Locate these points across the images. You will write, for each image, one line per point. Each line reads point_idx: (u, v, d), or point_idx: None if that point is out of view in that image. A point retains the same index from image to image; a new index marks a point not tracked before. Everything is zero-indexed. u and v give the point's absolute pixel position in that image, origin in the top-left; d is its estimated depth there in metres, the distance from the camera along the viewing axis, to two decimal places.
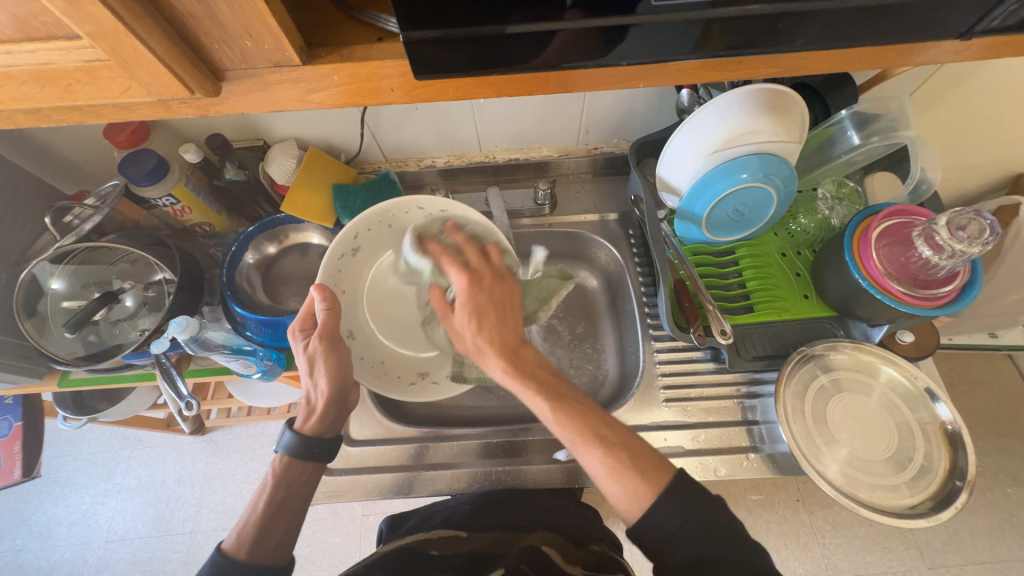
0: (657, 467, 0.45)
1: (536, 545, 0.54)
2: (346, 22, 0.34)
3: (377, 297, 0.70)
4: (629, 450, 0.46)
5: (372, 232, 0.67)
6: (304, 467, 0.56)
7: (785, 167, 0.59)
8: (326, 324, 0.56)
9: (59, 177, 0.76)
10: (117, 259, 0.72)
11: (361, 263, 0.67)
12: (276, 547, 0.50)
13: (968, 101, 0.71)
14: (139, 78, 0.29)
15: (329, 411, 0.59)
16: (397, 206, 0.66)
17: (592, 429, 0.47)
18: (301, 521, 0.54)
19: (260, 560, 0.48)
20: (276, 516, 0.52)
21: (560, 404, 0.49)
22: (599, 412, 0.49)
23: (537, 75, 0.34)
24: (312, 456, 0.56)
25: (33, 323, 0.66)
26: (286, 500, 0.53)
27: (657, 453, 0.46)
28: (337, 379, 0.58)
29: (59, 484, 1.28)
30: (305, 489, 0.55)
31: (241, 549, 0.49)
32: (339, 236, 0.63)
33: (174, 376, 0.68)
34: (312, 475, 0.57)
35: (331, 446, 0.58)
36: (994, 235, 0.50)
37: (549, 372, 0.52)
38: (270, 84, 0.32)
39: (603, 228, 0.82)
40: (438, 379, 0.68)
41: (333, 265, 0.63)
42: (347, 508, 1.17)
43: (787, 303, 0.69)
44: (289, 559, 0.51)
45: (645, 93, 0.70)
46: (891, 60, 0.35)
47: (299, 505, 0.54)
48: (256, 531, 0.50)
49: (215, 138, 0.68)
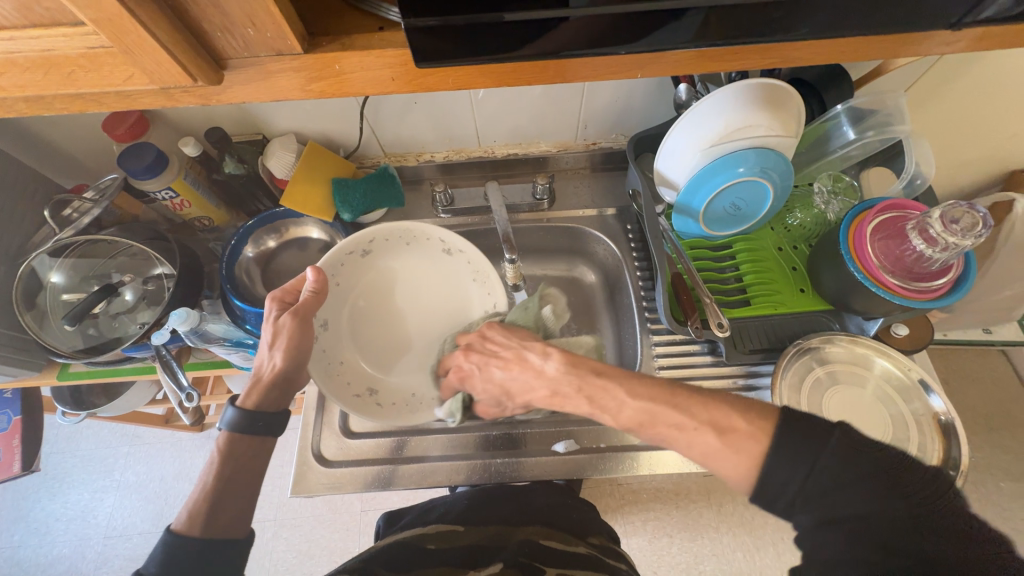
0: (748, 432, 0.44)
1: (534, 540, 0.55)
2: (346, 10, 0.35)
3: (361, 311, 0.69)
4: (717, 426, 0.45)
5: (385, 241, 0.68)
6: (250, 441, 0.54)
7: (781, 161, 0.60)
8: (307, 303, 0.57)
9: (57, 170, 0.76)
10: (116, 252, 0.72)
11: (366, 266, 0.68)
12: (231, 520, 0.51)
13: (963, 96, 0.72)
14: (142, 66, 0.29)
15: (269, 387, 0.56)
16: (421, 228, 0.68)
17: (663, 422, 0.47)
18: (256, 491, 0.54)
19: (214, 535, 0.49)
20: (225, 491, 0.51)
21: (622, 401, 0.49)
22: (669, 400, 0.48)
23: (535, 65, 0.35)
24: (255, 431, 0.54)
25: (34, 316, 0.66)
26: (234, 476, 0.52)
27: (745, 419, 0.44)
28: (295, 358, 0.57)
29: (58, 480, 1.28)
30: (252, 464, 0.54)
31: (194, 528, 0.49)
32: (356, 234, 0.65)
33: (174, 369, 0.68)
34: (259, 449, 0.55)
35: (272, 420, 0.56)
36: (987, 228, 0.50)
37: (588, 373, 0.52)
38: (272, 73, 0.33)
39: (601, 223, 0.82)
40: (383, 402, 0.65)
41: (338, 258, 0.64)
42: (346, 504, 1.18)
43: (784, 297, 0.69)
44: (248, 530, 0.52)
45: (643, 88, 0.70)
46: (886, 50, 0.36)
47: (251, 477, 0.53)
48: (206, 510, 0.50)
49: (215, 131, 0.68)
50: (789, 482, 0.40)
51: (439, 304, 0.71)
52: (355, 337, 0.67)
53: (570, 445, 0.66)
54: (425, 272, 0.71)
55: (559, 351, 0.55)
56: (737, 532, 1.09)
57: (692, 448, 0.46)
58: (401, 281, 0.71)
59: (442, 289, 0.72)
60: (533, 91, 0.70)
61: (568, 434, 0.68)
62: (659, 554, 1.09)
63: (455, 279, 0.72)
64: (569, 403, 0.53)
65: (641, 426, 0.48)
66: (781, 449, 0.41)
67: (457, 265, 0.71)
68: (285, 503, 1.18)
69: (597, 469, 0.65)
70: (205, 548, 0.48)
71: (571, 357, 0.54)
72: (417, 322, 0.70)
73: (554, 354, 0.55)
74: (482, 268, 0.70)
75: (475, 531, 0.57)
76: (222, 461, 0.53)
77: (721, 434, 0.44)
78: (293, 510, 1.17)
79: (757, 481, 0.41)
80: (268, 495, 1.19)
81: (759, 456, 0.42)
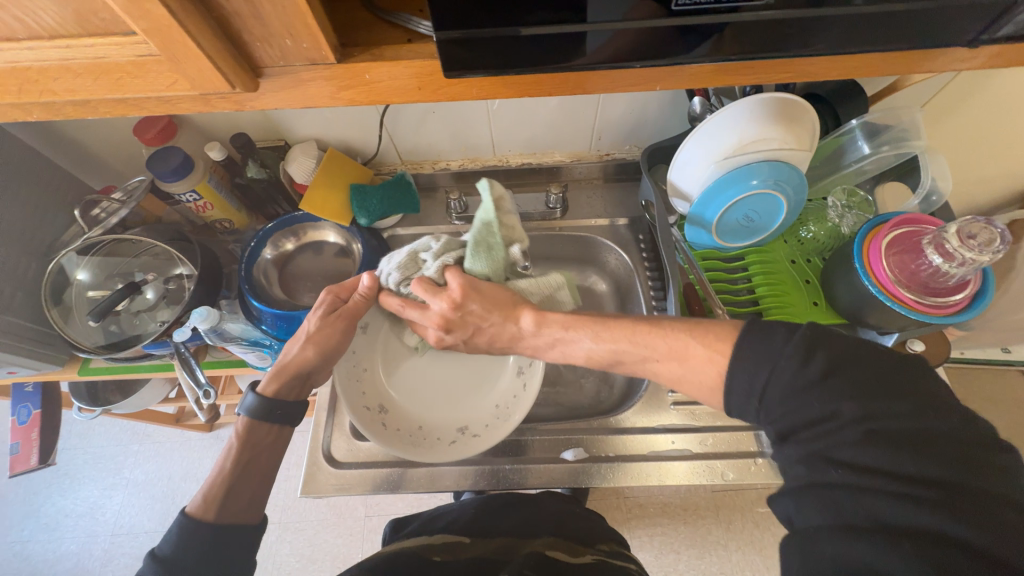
0: (707, 357, 0.42)
1: (540, 551, 0.53)
2: (376, 23, 0.36)
3: (398, 329, 0.70)
4: (675, 354, 0.45)
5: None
6: (268, 429, 0.56)
7: (795, 174, 0.60)
8: (358, 306, 0.59)
9: (87, 172, 0.79)
10: (140, 252, 0.74)
11: None
12: (243, 506, 0.51)
13: (980, 112, 0.71)
14: (185, 73, 0.31)
15: (291, 378, 0.57)
16: None
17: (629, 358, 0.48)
18: (271, 477, 0.55)
19: (227, 521, 0.50)
20: (243, 475, 0.53)
21: (587, 347, 0.50)
22: (630, 337, 0.48)
23: (555, 77, 0.36)
24: (273, 419, 0.56)
25: (59, 311, 0.68)
26: (249, 464, 0.54)
27: (704, 343, 0.43)
28: (325, 355, 0.58)
29: (69, 476, 1.30)
30: (268, 453, 0.56)
31: (209, 512, 0.50)
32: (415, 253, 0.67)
33: (192, 365, 0.69)
34: (276, 438, 0.57)
35: (292, 415, 0.57)
36: (1004, 244, 0.50)
37: (557, 328, 0.52)
38: (305, 81, 0.34)
39: (613, 233, 0.83)
40: (388, 425, 0.64)
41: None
42: (350, 509, 1.18)
43: (797, 309, 0.69)
44: (258, 518, 0.52)
45: (657, 101, 0.71)
46: (904, 65, 0.36)
47: (268, 465, 0.55)
48: (222, 494, 0.51)
49: (240, 136, 0.71)
50: (752, 398, 0.38)
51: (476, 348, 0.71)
52: (387, 355, 0.70)
53: (579, 453, 0.66)
54: None
55: (529, 309, 0.54)
56: (746, 552, 1.06)
57: (661, 375, 0.47)
58: None
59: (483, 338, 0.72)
60: (549, 103, 0.71)
61: (577, 442, 0.68)
62: (666, 571, 1.06)
63: None
64: (546, 353, 0.55)
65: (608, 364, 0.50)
66: (755, 367, 0.38)
67: None
68: (291, 505, 1.18)
69: (606, 480, 0.65)
70: (215, 534, 0.48)
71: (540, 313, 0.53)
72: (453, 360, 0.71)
73: (524, 311, 0.54)
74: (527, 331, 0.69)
75: (481, 542, 0.56)
76: (240, 447, 0.54)
77: (681, 361, 0.44)
78: (297, 513, 1.18)
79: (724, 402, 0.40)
80: (274, 496, 1.19)
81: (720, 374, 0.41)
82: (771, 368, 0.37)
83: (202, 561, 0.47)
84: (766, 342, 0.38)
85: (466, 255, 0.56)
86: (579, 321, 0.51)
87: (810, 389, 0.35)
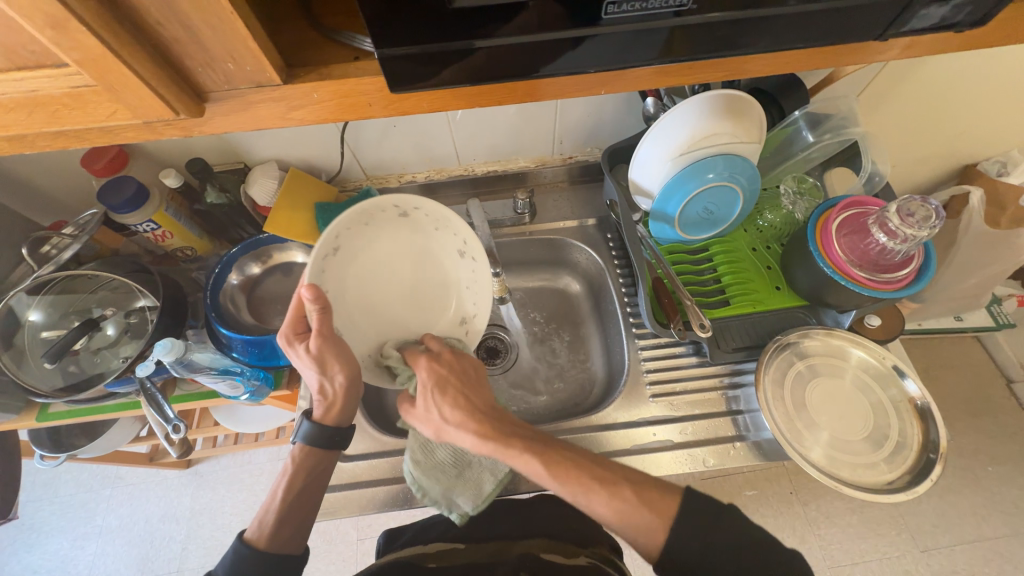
0: (661, 491, 0.50)
1: (533, 553, 0.53)
2: (323, 42, 0.36)
3: (360, 304, 0.61)
4: (632, 484, 0.50)
5: (351, 233, 0.57)
6: (321, 457, 0.58)
7: (748, 166, 0.63)
8: (323, 326, 0.52)
9: (34, 209, 0.75)
10: (98, 287, 0.71)
11: (343, 265, 0.58)
12: (290, 537, 0.55)
13: (912, 97, 0.76)
14: (126, 102, 0.31)
15: (342, 406, 0.58)
16: (372, 203, 0.56)
17: (590, 475, 0.51)
18: (317, 502, 0.58)
19: (279, 550, 0.53)
20: (294, 503, 0.56)
21: (555, 457, 0.52)
22: (592, 460, 0.53)
23: (505, 86, 0.37)
24: (332, 443, 0.58)
25: (11, 356, 0.65)
26: (302, 493, 0.56)
27: (659, 481, 0.51)
28: (348, 373, 0.56)
29: (35, 530, 1.22)
30: (320, 481, 0.58)
31: (261, 539, 0.54)
32: (317, 244, 0.52)
33: (160, 401, 0.67)
34: (328, 462, 0.59)
35: (345, 433, 0.60)
36: (940, 218, 0.54)
37: (533, 436, 0.55)
38: (253, 104, 0.34)
39: (582, 233, 0.84)
40: None
41: (318, 268, 0.54)
42: (341, 533, 1.15)
43: (761, 295, 0.72)
44: (301, 547, 0.56)
45: (613, 102, 0.73)
46: (827, 59, 0.39)
47: (315, 492, 0.57)
48: (274, 522, 0.55)
49: (196, 161, 0.69)
50: (693, 541, 0.46)
51: (422, 266, 0.64)
52: (369, 332, 0.62)
53: None
54: (406, 243, 0.62)
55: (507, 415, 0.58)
56: None
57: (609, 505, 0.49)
58: (381, 259, 0.61)
59: (422, 252, 0.64)
60: (508, 110, 0.73)
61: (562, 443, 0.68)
62: None
63: (424, 237, 0.63)
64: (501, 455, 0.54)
65: (568, 480, 0.51)
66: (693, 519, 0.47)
67: (419, 224, 0.62)
68: None
69: None
70: (266, 562, 0.52)
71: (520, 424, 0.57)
72: (412, 294, 0.65)
73: (499, 412, 0.58)
74: (443, 218, 0.61)
75: (474, 548, 0.56)
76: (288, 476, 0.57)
77: (637, 491, 0.50)
78: None
79: (667, 542, 0.46)
80: None
81: (666, 529, 0.47)
82: (709, 524, 0.46)
83: None
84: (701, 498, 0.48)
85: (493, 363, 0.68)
86: (552, 451, 0.53)
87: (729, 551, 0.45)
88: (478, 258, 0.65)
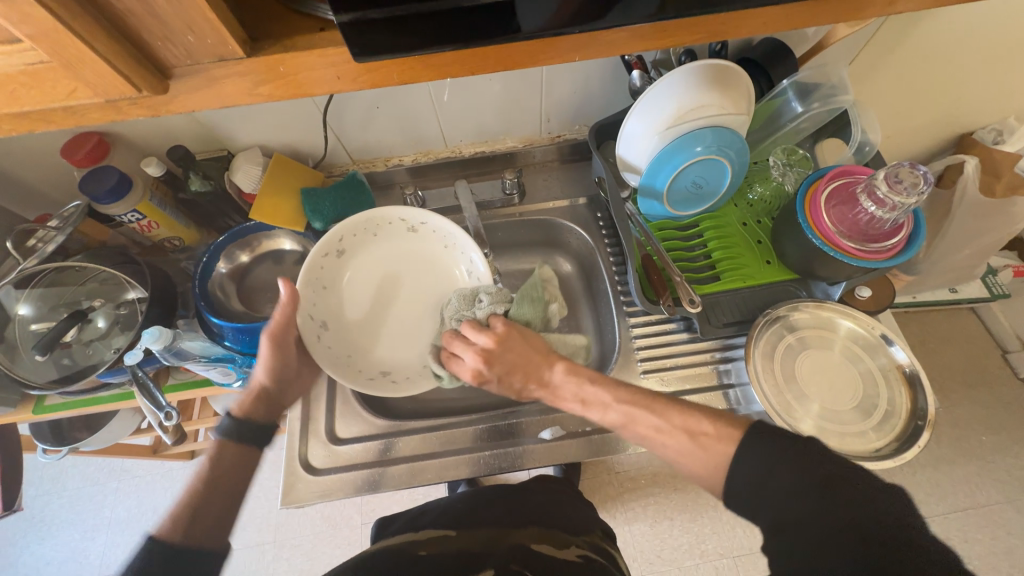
0: (717, 434, 0.49)
1: (525, 544, 0.55)
2: (287, 13, 0.35)
3: (384, 340, 0.71)
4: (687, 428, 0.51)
5: (320, 305, 0.68)
6: (238, 452, 0.54)
7: (737, 138, 0.62)
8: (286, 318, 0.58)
9: (17, 202, 0.75)
10: (86, 279, 0.71)
11: (336, 327, 0.69)
12: (208, 530, 0.47)
13: (903, 65, 0.75)
14: (84, 79, 0.30)
15: (263, 401, 0.59)
16: (309, 267, 0.67)
17: (643, 423, 0.53)
18: (238, 500, 0.51)
19: (192, 542, 0.45)
20: (211, 496, 0.50)
21: (609, 400, 0.56)
22: (648, 404, 0.54)
23: (475, 53, 0.35)
24: (250, 437, 0.55)
25: (3, 350, 0.65)
26: (218, 488, 0.51)
27: (715, 424, 0.50)
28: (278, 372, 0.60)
29: (45, 523, 1.24)
30: (236, 478, 0.53)
31: (176, 531, 0.45)
32: (302, 330, 0.64)
33: (152, 389, 0.67)
34: (246, 462, 0.54)
35: (263, 429, 0.57)
36: (928, 184, 0.53)
37: (587, 380, 0.58)
38: (217, 79, 0.33)
39: (573, 213, 0.84)
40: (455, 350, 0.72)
41: (310, 336, 0.65)
42: (346, 518, 1.17)
43: (751, 269, 0.72)
44: (224, 545, 0.47)
45: (600, 76, 0.72)
46: (808, 18, 0.37)
47: (232, 490, 0.51)
48: (190, 513, 0.47)
49: (177, 148, 0.68)
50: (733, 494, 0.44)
51: (398, 272, 0.74)
52: (407, 349, 0.71)
53: (557, 431, 0.67)
54: (370, 266, 0.73)
55: (563, 359, 0.60)
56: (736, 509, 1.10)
57: (667, 448, 0.51)
58: (365, 300, 0.72)
59: (393, 262, 0.74)
60: (493, 88, 0.71)
61: (554, 421, 0.69)
62: (661, 538, 1.09)
63: (373, 253, 0.73)
64: (567, 404, 0.59)
65: (623, 426, 0.55)
66: (750, 455, 0.44)
67: (360, 245, 0.72)
68: (285, 523, 1.17)
69: (586, 455, 0.66)
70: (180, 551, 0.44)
71: (571, 365, 0.59)
72: (403, 301, 0.73)
73: (558, 362, 0.60)
74: (363, 224, 0.71)
75: (466, 536, 0.56)
76: (208, 467, 0.52)
77: (694, 437, 0.50)
78: (292, 529, 1.17)
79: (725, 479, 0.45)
80: (267, 515, 1.18)
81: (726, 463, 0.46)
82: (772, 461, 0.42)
83: None
84: (766, 435, 0.44)
85: (514, 303, 0.63)
86: (609, 383, 0.57)
87: (807, 488, 0.39)
88: (418, 222, 0.72)
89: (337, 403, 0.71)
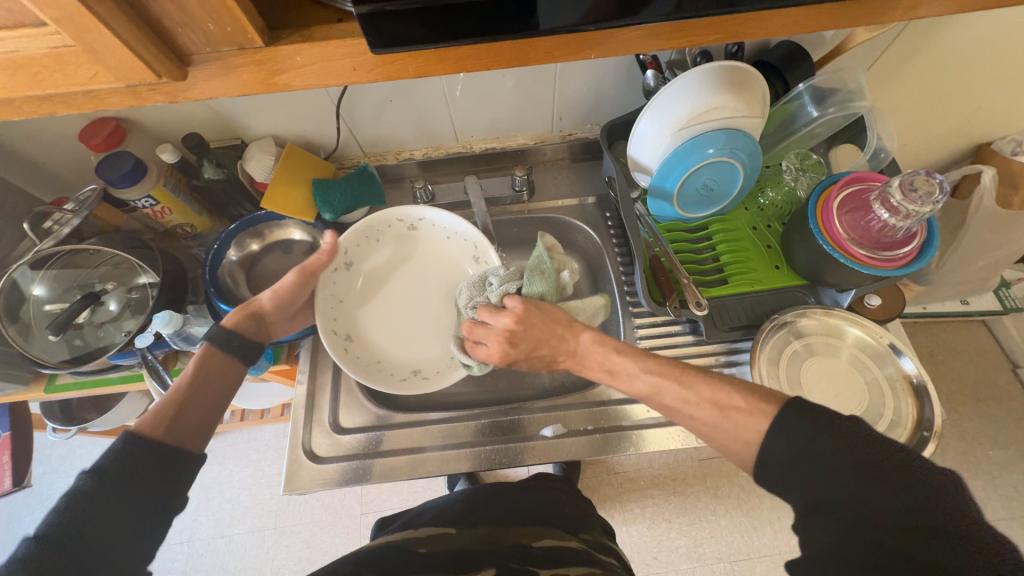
0: (749, 409, 0.44)
1: (524, 544, 0.55)
2: (305, 3, 0.35)
3: (410, 342, 0.71)
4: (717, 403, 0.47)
5: (341, 320, 0.69)
6: (226, 363, 0.54)
7: (749, 142, 0.62)
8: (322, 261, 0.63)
9: (34, 184, 0.76)
10: (101, 263, 0.72)
11: (360, 337, 0.70)
12: (188, 434, 0.47)
13: (921, 73, 0.74)
14: (105, 63, 0.30)
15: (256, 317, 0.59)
16: (324, 283, 0.68)
17: (670, 396, 0.50)
18: (218, 410, 0.52)
19: (173, 441, 0.45)
20: (192, 400, 0.49)
21: (635, 372, 0.54)
22: (676, 374, 0.51)
23: (491, 48, 0.35)
24: (237, 349, 0.55)
25: (17, 329, 0.66)
26: (201, 395, 0.51)
27: (746, 398, 0.45)
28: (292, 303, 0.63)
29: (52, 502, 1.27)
30: (221, 387, 0.53)
31: (158, 428, 0.45)
32: (331, 347, 0.65)
33: (160, 371, 0.68)
34: (231, 374, 0.55)
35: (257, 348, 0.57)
36: (944, 194, 0.52)
37: (612, 348, 0.56)
38: (235, 67, 0.34)
39: (581, 212, 0.84)
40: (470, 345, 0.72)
41: (336, 345, 0.66)
42: (346, 507, 1.18)
43: (759, 274, 0.71)
44: (201, 449, 0.48)
45: (614, 75, 0.71)
46: (828, 21, 0.37)
47: (214, 402, 0.52)
48: (173, 413, 0.47)
49: (190, 136, 0.68)
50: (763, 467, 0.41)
51: (406, 274, 0.74)
52: (432, 346, 0.71)
53: (558, 429, 0.67)
54: (378, 271, 0.74)
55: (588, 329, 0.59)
56: (734, 514, 1.10)
57: (697, 420, 0.48)
58: (381, 307, 0.72)
59: (401, 265, 0.75)
60: (506, 85, 0.71)
61: (556, 418, 0.69)
62: (658, 540, 1.09)
63: (379, 260, 0.74)
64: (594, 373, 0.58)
65: (650, 397, 0.52)
66: (790, 430, 0.40)
67: (366, 252, 0.73)
68: (286, 509, 1.19)
69: (586, 454, 0.66)
70: (162, 448, 0.44)
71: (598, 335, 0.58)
72: (417, 301, 0.74)
73: (584, 329, 0.59)
74: (364, 233, 0.72)
75: (466, 532, 0.56)
76: (197, 371, 0.52)
77: (723, 411, 0.46)
78: (293, 516, 1.18)
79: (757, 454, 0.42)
80: (268, 501, 1.20)
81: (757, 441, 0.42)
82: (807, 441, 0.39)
83: (142, 474, 0.42)
84: (809, 409, 0.40)
85: (525, 281, 0.62)
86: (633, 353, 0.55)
87: (849, 474, 0.36)
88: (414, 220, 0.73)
89: (342, 394, 0.72)
